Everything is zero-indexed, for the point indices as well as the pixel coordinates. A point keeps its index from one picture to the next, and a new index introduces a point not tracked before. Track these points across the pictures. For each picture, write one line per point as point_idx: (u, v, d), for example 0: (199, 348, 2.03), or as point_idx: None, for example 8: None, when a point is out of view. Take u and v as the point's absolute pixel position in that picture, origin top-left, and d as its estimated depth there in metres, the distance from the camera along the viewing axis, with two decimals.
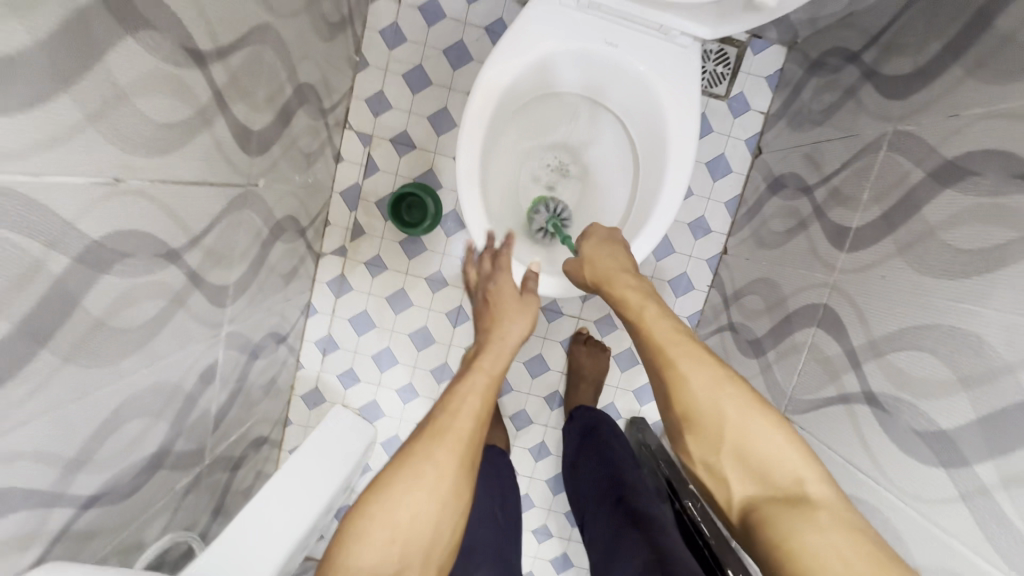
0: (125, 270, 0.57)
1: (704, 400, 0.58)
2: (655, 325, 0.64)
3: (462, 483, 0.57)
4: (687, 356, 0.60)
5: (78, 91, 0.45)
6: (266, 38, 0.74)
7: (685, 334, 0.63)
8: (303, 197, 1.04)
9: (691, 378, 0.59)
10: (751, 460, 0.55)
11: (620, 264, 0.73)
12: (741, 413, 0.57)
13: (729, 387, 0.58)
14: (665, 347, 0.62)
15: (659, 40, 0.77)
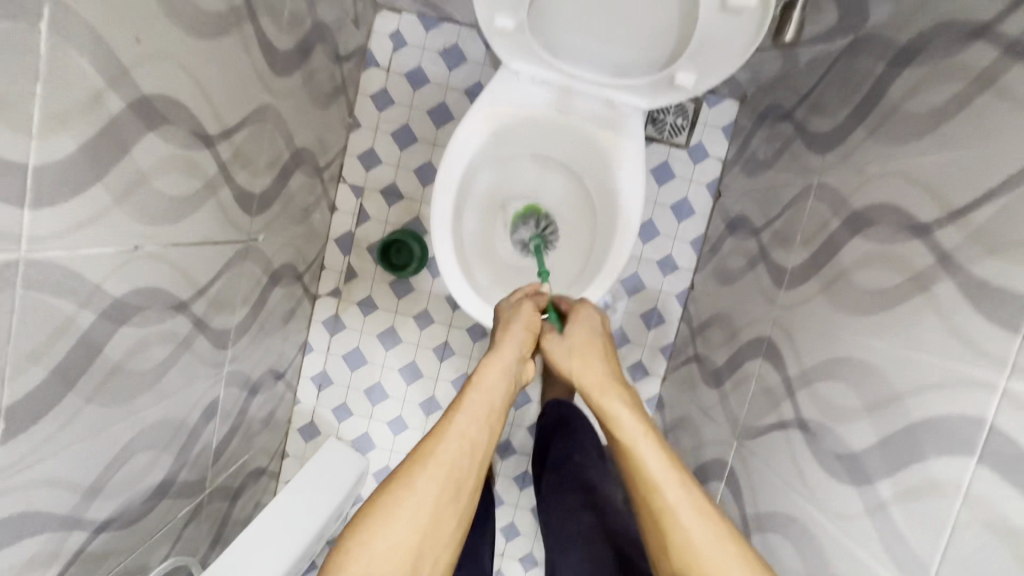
0: (141, 321, 0.67)
1: (694, 534, 0.62)
2: (649, 458, 0.67)
3: (440, 518, 0.63)
4: (679, 494, 0.64)
5: (108, 180, 0.56)
6: (266, 115, 0.86)
7: (677, 467, 0.66)
8: (300, 245, 1.14)
9: (685, 518, 0.63)
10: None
11: (613, 379, 0.75)
12: (722, 545, 0.61)
13: (709, 514, 0.63)
14: (659, 484, 0.65)
15: (605, 109, 0.87)
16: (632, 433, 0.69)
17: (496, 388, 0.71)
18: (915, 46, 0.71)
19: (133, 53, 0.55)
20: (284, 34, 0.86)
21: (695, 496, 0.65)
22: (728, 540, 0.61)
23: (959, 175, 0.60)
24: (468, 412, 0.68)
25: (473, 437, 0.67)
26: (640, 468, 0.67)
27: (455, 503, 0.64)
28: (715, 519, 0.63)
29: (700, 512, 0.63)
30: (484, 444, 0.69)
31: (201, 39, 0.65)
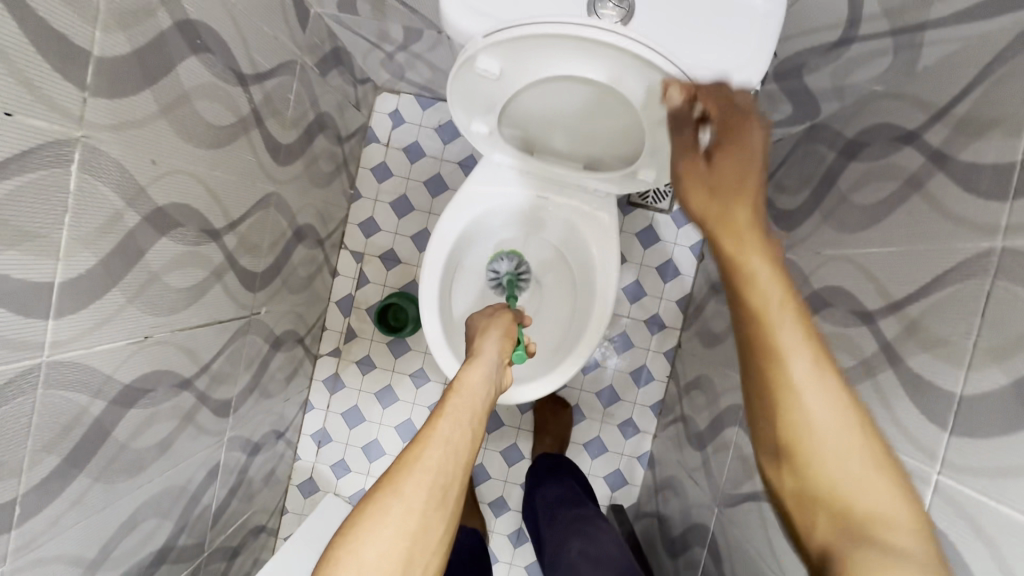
0: (147, 402, 0.73)
1: (814, 425, 0.41)
2: (770, 310, 0.42)
3: (429, 521, 0.54)
4: (803, 373, 0.41)
5: (122, 284, 0.63)
6: (269, 202, 0.94)
7: (813, 333, 0.42)
8: (301, 311, 1.22)
9: (809, 404, 0.41)
10: (853, 512, 0.40)
11: (743, 195, 0.46)
12: (849, 442, 0.41)
13: (837, 397, 0.41)
14: (780, 353, 0.41)
15: (582, 192, 0.94)
16: (751, 278, 0.43)
17: (482, 390, 0.69)
18: (860, 142, 0.77)
19: (149, 173, 0.64)
20: (288, 130, 0.95)
21: (821, 356, 0.42)
22: (855, 430, 0.41)
23: (896, 269, 0.64)
24: (450, 414, 0.61)
25: (457, 441, 0.59)
26: (758, 314, 0.42)
27: (446, 510, 0.55)
28: (848, 403, 0.41)
29: (824, 393, 0.41)
30: (474, 444, 0.62)
31: (210, 150, 0.74)
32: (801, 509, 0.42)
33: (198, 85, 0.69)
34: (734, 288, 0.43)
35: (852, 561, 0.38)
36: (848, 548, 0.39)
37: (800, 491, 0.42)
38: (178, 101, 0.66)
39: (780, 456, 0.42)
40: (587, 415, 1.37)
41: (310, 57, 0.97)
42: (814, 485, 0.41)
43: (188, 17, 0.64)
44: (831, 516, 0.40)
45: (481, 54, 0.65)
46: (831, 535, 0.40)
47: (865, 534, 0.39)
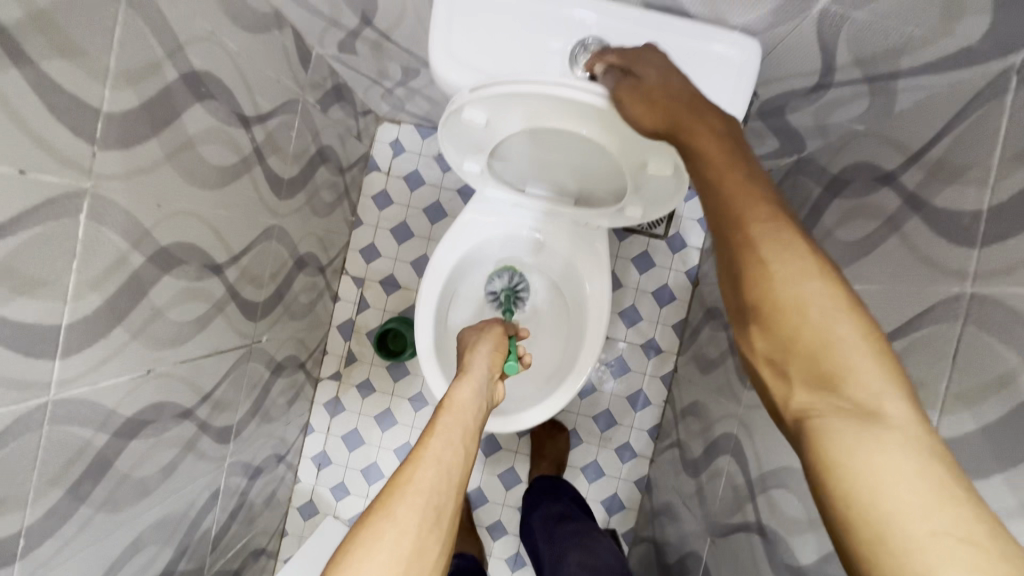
0: (149, 432, 0.75)
1: (783, 285, 0.38)
2: (728, 180, 0.43)
3: (424, 546, 0.54)
4: (765, 234, 0.40)
5: (127, 321, 0.66)
6: (271, 234, 0.97)
7: (776, 200, 0.41)
8: (302, 336, 1.24)
9: (774, 265, 0.39)
10: (832, 377, 0.36)
11: (697, 106, 0.49)
12: (825, 301, 0.37)
13: (808, 261, 0.39)
14: (738, 217, 0.41)
15: (574, 226, 0.97)
16: (708, 157, 0.45)
17: (472, 402, 0.72)
18: (842, 179, 0.79)
19: (154, 216, 0.67)
20: (290, 165, 0.99)
21: (783, 220, 0.41)
22: (833, 293, 0.38)
23: (876, 307, 0.66)
24: (440, 432, 0.63)
25: (448, 459, 0.61)
26: (723, 197, 0.42)
27: (441, 534, 0.56)
28: (820, 269, 0.39)
29: (793, 254, 0.39)
30: (466, 460, 0.64)
31: (213, 189, 0.77)
32: (778, 381, 0.39)
33: (202, 130, 0.72)
34: (698, 166, 0.45)
35: (828, 425, 0.36)
36: (823, 410, 0.36)
37: (773, 361, 0.39)
38: (183, 147, 0.69)
39: (750, 324, 0.40)
40: (584, 439, 1.37)
41: (312, 95, 1.01)
42: (786, 350, 0.38)
43: (193, 68, 0.68)
44: (806, 380, 0.37)
45: (467, 107, 0.67)
46: (808, 401, 0.37)
47: (840, 400, 0.36)
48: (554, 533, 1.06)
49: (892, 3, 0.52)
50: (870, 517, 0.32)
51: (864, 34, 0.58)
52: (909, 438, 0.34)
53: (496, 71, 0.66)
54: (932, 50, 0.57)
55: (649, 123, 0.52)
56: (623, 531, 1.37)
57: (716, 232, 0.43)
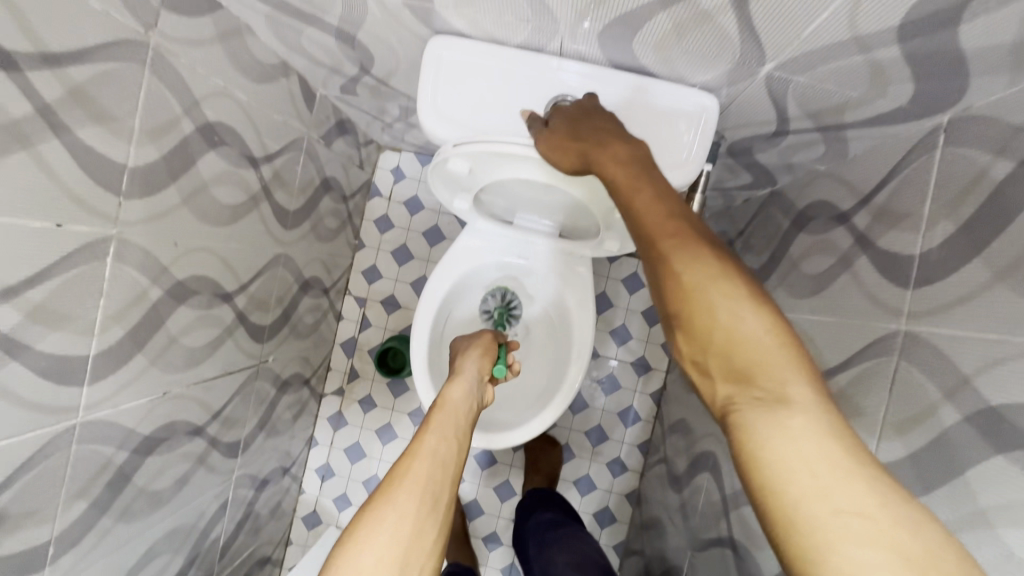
0: (163, 449, 0.82)
1: (695, 293, 0.46)
2: (645, 210, 0.52)
3: (421, 530, 0.60)
4: (678, 249, 0.48)
5: (146, 349, 0.73)
6: (277, 262, 1.05)
7: (683, 221, 0.50)
8: (307, 355, 1.31)
9: (687, 273, 0.47)
10: (744, 371, 0.43)
11: (621, 148, 0.59)
12: (732, 303, 0.44)
13: (716, 270, 0.46)
14: (654, 240, 0.50)
15: (560, 256, 1.04)
16: (628, 191, 0.54)
17: (463, 403, 0.80)
18: (806, 214, 0.84)
19: (171, 254, 0.74)
20: (295, 197, 1.06)
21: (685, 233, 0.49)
22: (738, 295, 0.45)
23: (831, 338, 0.71)
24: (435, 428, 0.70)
25: (442, 451, 0.68)
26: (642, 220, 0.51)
27: (437, 518, 0.62)
28: (727, 276, 0.46)
29: (702, 265, 0.47)
30: (458, 453, 0.71)
31: (224, 225, 0.84)
32: (705, 381, 0.46)
33: (215, 174, 0.80)
34: (626, 197, 0.54)
35: (745, 413, 0.42)
36: (741, 401, 0.43)
37: (698, 363, 0.46)
38: (198, 190, 0.77)
39: (677, 330, 0.48)
40: (577, 454, 1.42)
41: (316, 132, 1.08)
42: (705, 349, 0.45)
43: (207, 120, 0.75)
44: (726, 375, 0.44)
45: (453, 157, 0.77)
46: (729, 393, 0.44)
47: (753, 389, 0.42)
48: (544, 537, 1.11)
49: (828, 70, 0.58)
50: (785, 496, 0.37)
51: (810, 92, 0.64)
52: (811, 416, 0.40)
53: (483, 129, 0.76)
54: (871, 107, 0.62)
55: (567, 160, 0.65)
56: (615, 544, 1.42)
57: (643, 253, 0.51)
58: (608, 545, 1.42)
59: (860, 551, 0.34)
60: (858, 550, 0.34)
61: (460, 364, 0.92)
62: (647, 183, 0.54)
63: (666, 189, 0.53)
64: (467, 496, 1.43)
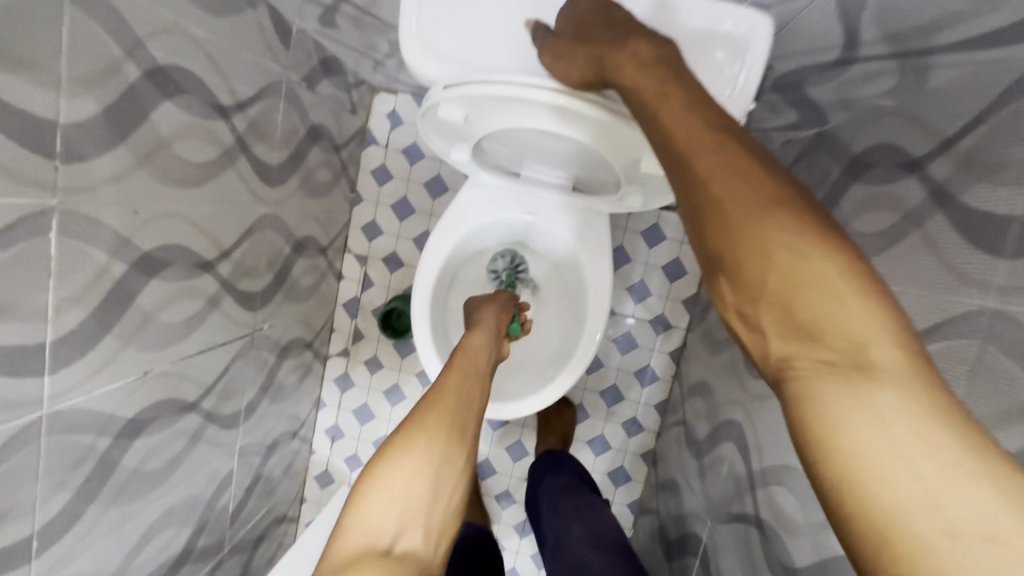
0: (153, 430, 0.78)
1: (748, 236, 0.38)
2: (683, 136, 0.43)
3: (448, 459, 0.60)
4: (725, 180, 0.40)
5: (117, 330, 0.66)
6: (265, 224, 0.96)
7: (731, 146, 0.41)
8: (307, 318, 1.25)
9: (729, 202, 0.39)
10: (810, 328, 0.35)
11: (648, 67, 0.49)
12: (796, 246, 0.36)
13: (775, 205, 0.38)
14: (694, 173, 0.41)
15: (573, 210, 0.93)
16: (661, 117, 0.45)
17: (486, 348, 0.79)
18: (864, 160, 0.71)
19: (132, 223, 0.65)
20: (277, 150, 0.95)
21: (726, 150, 0.41)
22: (805, 236, 0.36)
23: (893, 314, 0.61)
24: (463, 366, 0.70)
25: (469, 389, 0.69)
26: (677, 136, 0.43)
27: (464, 451, 0.63)
28: (789, 214, 0.37)
29: (758, 201, 0.38)
30: (480, 396, 0.71)
31: (193, 186, 0.75)
32: (753, 337, 0.38)
33: (176, 127, 0.69)
34: (659, 123, 0.46)
35: (810, 382, 0.35)
36: (804, 366, 0.35)
37: (744, 315, 0.38)
38: (157, 148, 0.67)
39: (719, 277, 0.40)
40: (591, 414, 1.38)
41: (297, 73, 0.95)
42: (758, 297, 0.37)
43: (157, 63, 0.64)
44: (784, 330, 0.36)
45: (443, 104, 0.70)
46: (787, 354, 0.36)
47: (822, 350, 0.34)
48: (557, 503, 1.06)
49: None
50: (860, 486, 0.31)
51: None
52: (902, 388, 0.32)
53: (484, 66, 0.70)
54: None
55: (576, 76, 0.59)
56: (629, 501, 1.40)
57: (676, 180, 0.43)
58: (622, 503, 1.40)
59: (969, 546, 0.27)
60: (961, 543, 0.27)
61: (479, 316, 0.88)
62: (684, 105, 0.45)
63: (712, 111, 0.44)
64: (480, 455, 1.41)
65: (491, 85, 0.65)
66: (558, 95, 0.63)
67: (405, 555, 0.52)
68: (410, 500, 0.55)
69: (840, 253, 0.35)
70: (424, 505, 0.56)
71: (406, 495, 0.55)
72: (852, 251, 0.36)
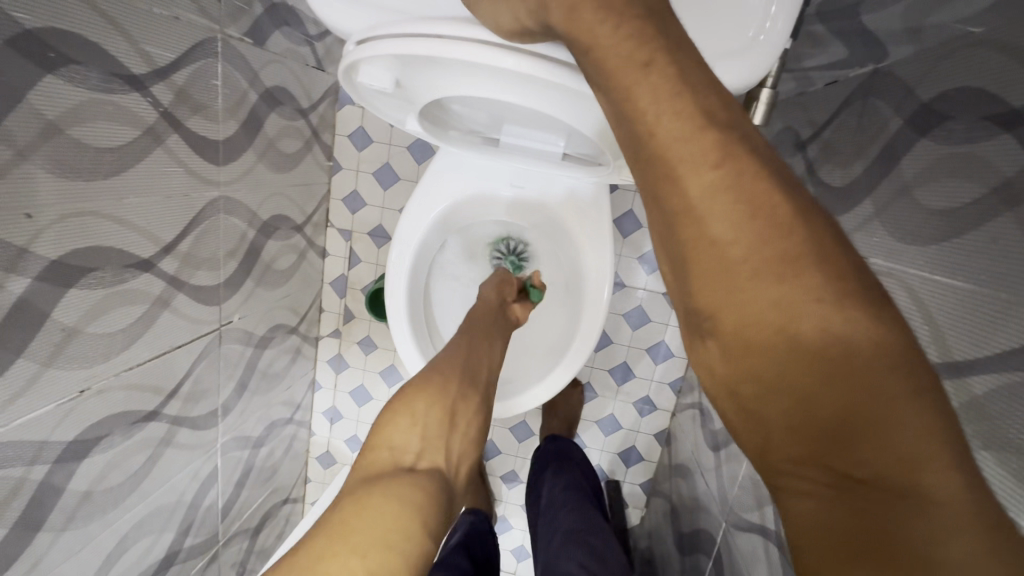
0: (104, 447, 0.71)
1: (760, 307, 0.31)
2: (675, 145, 0.32)
3: (463, 393, 0.63)
4: (738, 226, 0.31)
5: (30, 352, 0.58)
6: (217, 208, 0.85)
7: (749, 173, 0.31)
8: (290, 301, 1.16)
9: (741, 258, 0.31)
10: (832, 436, 0.30)
11: (621, 29, 0.35)
12: (830, 330, 0.29)
13: (804, 268, 0.30)
14: (693, 205, 0.32)
15: (565, 180, 0.81)
16: (642, 106, 0.34)
17: (494, 302, 0.80)
18: (934, 110, 0.55)
19: (28, 230, 0.55)
20: (221, 122, 0.82)
21: (739, 176, 0.31)
22: (843, 318, 0.29)
23: (969, 324, 0.47)
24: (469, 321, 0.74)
25: (476, 340, 0.72)
26: (664, 142, 0.33)
27: (477, 389, 0.66)
28: (821, 282, 0.30)
29: (779, 260, 0.30)
30: (494, 348, 0.73)
31: (109, 177, 0.64)
32: (746, 419, 0.33)
33: (67, 108, 0.57)
34: (642, 113, 0.34)
35: (812, 485, 0.31)
36: (815, 473, 0.31)
37: (738, 394, 0.33)
38: (42, 137, 0.55)
39: (709, 343, 0.33)
40: (600, 393, 1.28)
41: (237, 26, 0.80)
42: (770, 384, 0.31)
43: (23, 28, 0.50)
44: (804, 428, 0.31)
45: (365, 67, 0.57)
46: (792, 449, 0.31)
47: (840, 458, 0.30)
48: (558, 518, 0.93)
49: None
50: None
51: None
52: (928, 517, 0.28)
53: (417, 11, 0.57)
54: None
55: (525, 17, 0.43)
56: (640, 481, 1.33)
57: (659, 211, 0.34)
58: (634, 483, 1.33)
59: None
60: None
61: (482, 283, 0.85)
62: (679, 94, 0.33)
63: (717, 108, 0.33)
64: None
65: (429, 37, 0.52)
66: (510, 53, 0.51)
67: (429, 470, 0.54)
68: (430, 423, 0.57)
69: (879, 341, 0.29)
70: (444, 427, 0.58)
71: (426, 419, 0.57)
72: (892, 333, 0.29)
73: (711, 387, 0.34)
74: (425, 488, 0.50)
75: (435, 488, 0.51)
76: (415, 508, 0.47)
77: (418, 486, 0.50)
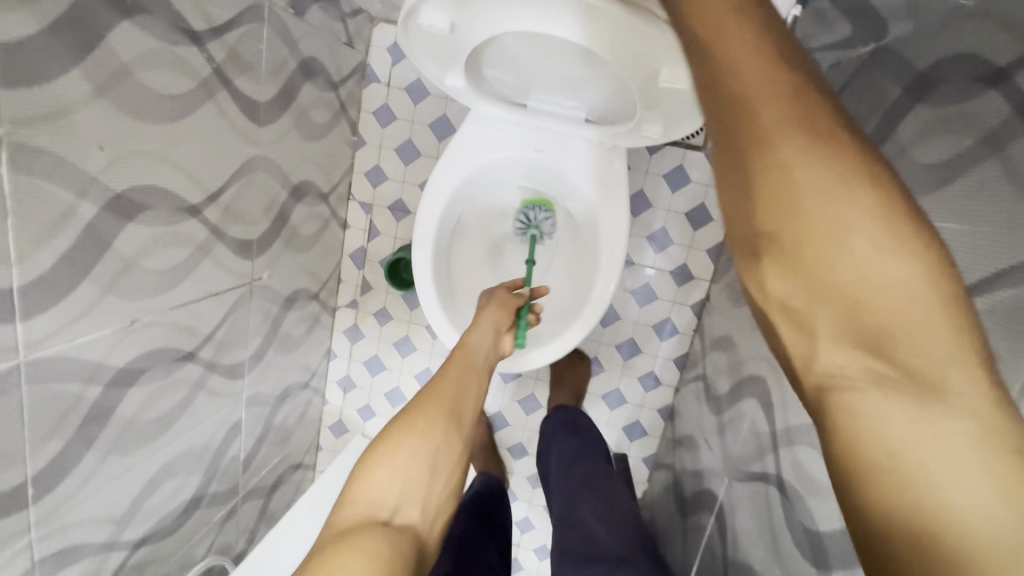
0: (148, 380, 0.76)
1: (795, 190, 0.35)
2: (731, 49, 0.37)
3: (448, 438, 0.64)
4: (781, 115, 0.35)
5: (92, 277, 0.63)
6: (255, 167, 0.90)
7: (790, 70, 0.36)
8: (311, 268, 1.21)
9: (783, 147, 0.35)
10: (855, 313, 0.33)
11: None
12: (854, 209, 0.33)
13: (834, 157, 0.34)
14: (742, 94, 0.36)
15: (587, 147, 0.86)
16: (703, 14, 0.39)
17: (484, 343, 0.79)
18: (929, 78, 0.60)
19: (100, 159, 0.60)
20: (264, 85, 0.88)
21: (786, 74, 0.36)
22: (868, 199, 0.34)
23: (949, 258, 0.52)
24: (457, 357, 0.73)
25: (466, 379, 0.71)
26: (725, 40, 0.38)
27: (461, 431, 0.66)
28: (848, 170, 0.34)
29: (812, 148, 0.35)
30: (480, 388, 0.73)
31: (169, 122, 0.69)
32: (780, 304, 0.36)
33: (139, 54, 0.62)
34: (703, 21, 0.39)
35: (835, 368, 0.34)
36: (840, 356, 0.34)
37: (772, 281, 0.36)
38: (116, 76, 0.60)
39: (748, 235, 0.37)
40: (606, 367, 1.33)
41: None
42: (806, 260, 0.35)
43: None
44: (833, 305, 0.34)
45: (425, 9, 0.66)
46: (821, 330, 0.35)
47: (861, 337, 0.33)
48: (570, 474, 0.98)
49: None
50: (897, 543, 0.30)
51: None
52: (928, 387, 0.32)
53: None
54: None
55: None
56: (644, 456, 1.38)
57: (714, 106, 0.38)
58: (637, 457, 1.38)
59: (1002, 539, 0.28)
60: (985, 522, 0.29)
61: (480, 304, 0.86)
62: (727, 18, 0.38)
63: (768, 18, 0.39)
64: (493, 407, 1.39)
65: None
66: None
67: (402, 526, 0.56)
68: (410, 474, 0.59)
69: (899, 222, 0.33)
70: (426, 477, 0.60)
71: (406, 470, 0.59)
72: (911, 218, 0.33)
73: (749, 276, 0.38)
74: (397, 545, 0.53)
75: (406, 545, 0.54)
76: (384, 563, 0.50)
77: (388, 540, 0.53)
